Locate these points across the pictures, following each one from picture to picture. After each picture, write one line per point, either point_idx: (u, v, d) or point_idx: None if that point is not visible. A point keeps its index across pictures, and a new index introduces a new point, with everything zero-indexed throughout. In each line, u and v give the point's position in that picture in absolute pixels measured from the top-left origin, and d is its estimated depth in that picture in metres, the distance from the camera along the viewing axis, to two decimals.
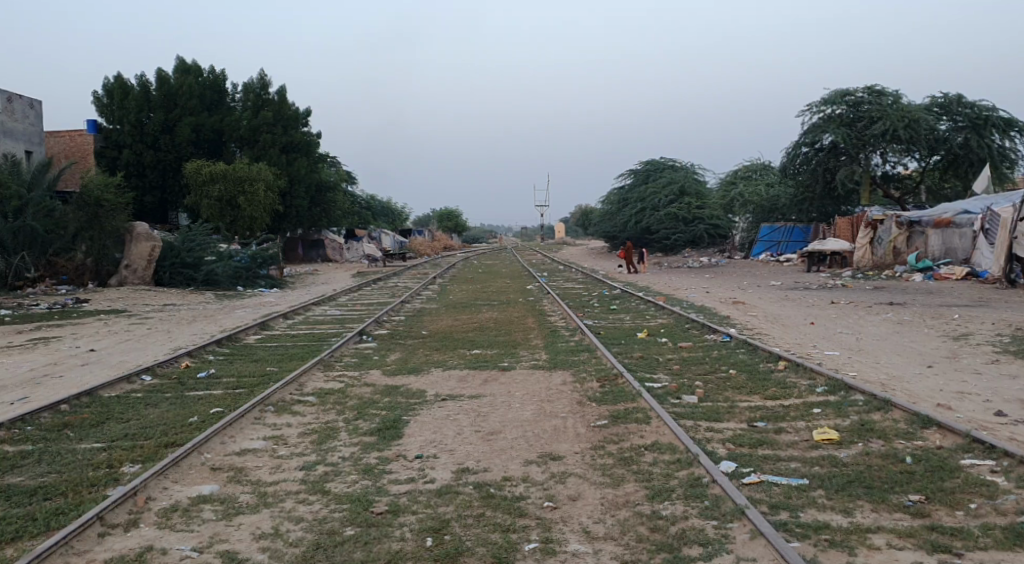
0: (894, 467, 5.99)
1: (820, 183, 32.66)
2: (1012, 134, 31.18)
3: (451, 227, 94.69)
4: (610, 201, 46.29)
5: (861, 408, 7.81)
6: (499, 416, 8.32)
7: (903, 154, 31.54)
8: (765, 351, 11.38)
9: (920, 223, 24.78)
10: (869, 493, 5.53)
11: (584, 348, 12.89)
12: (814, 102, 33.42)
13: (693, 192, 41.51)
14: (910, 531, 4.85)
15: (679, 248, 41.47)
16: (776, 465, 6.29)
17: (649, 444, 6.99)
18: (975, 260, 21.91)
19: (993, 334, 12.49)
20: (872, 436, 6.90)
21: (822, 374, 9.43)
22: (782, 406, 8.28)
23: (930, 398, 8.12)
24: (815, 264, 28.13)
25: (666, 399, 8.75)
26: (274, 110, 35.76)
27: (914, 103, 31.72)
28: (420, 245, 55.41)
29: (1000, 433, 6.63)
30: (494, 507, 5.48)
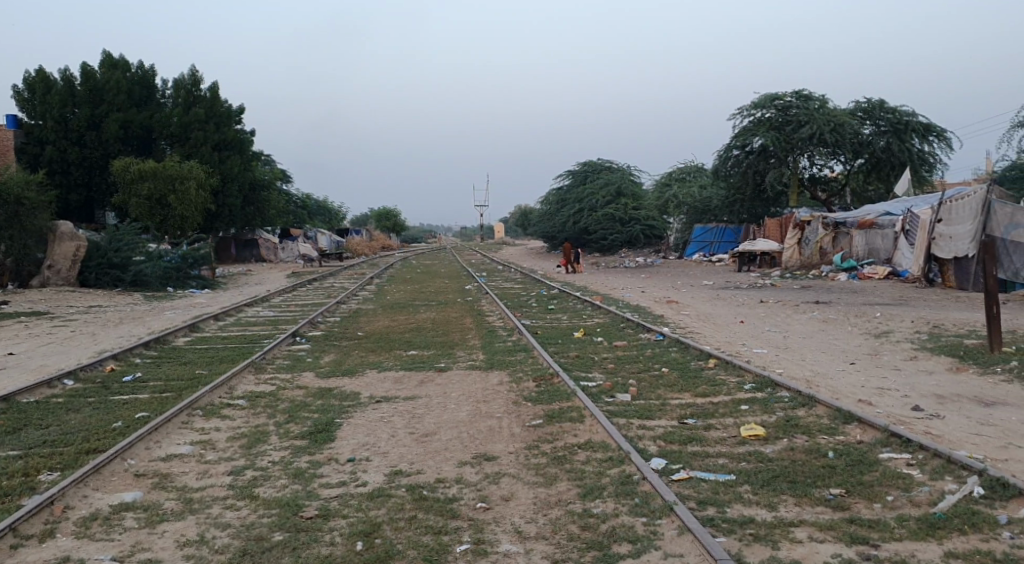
0: (817, 462, 6.17)
1: (751, 185, 33.41)
2: (931, 138, 32.36)
3: (389, 227, 93.99)
4: (548, 201, 46.59)
5: (786, 404, 8.03)
6: (434, 417, 8.30)
7: (829, 158, 32.47)
8: (697, 349, 11.60)
9: (845, 224, 25.55)
10: (792, 488, 5.68)
11: (521, 348, 12.93)
12: (745, 106, 34.17)
13: (629, 193, 42.09)
14: (831, 524, 5.01)
15: (616, 248, 41.93)
16: (705, 461, 6.42)
17: (582, 442, 7.06)
18: (896, 260, 22.66)
19: (912, 332, 12.98)
20: (796, 432, 7.08)
21: (749, 371, 9.67)
22: (711, 403, 8.47)
23: (852, 394, 8.38)
24: (746, 264, 28.80)
25: (600, 398, 8.84)
26: (207, 108, 35.06)
27: (839, 108, 32.67)
28: (358, 245, 54.90)
29: (917, 428, 6.87)
30: (427, 509, 5.46)
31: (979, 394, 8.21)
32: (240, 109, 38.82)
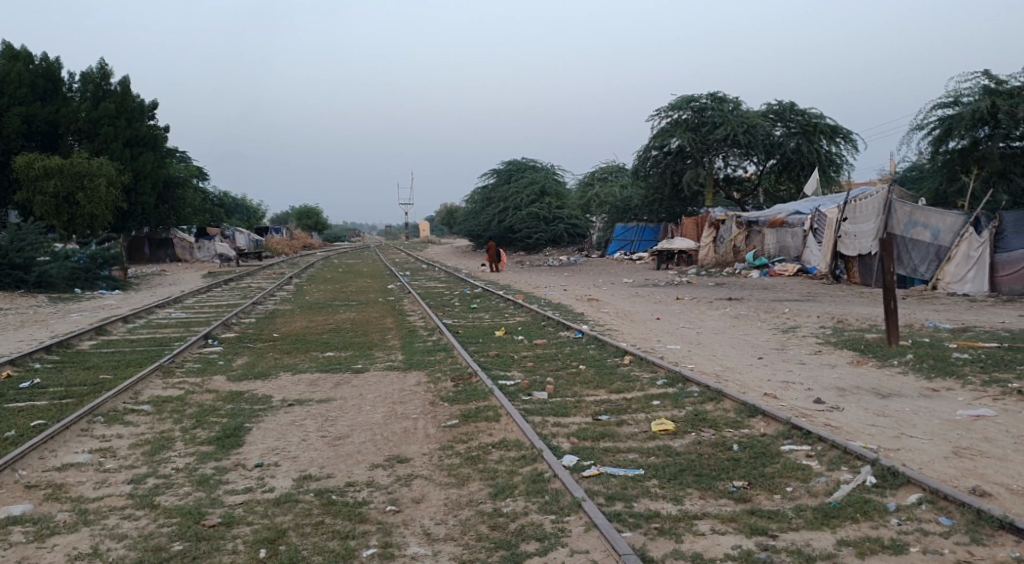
0: (722, 455, 6.34)
1: (669, 185, 34.06)
2: (838, 140, 33.65)
3: (311, 226, 92.34)
4: (473, 200, 46.57)
5: (696, 399, 8.21)
6: (348, 420, 8.20)
7: (743, 159, 33.36)
8: (613, 347, 11.76)
9: (758, 223, 26.33)
10: (698, 481, 5.81)
11: (439, 348, 12.87)
12: (662, 108, 34.82)
13: (552, 192, 42.45)
14: (733, 516, 5.14)
15: (539, 247, 42.15)
16: (616, 456, 6.51)
17: (496, 442, 7.06)
18: (805, 258, 23.43)
19: (819, 327, 13.43)
20: (704, 426, 7.25)
21: (662, 367, 9.86)
22: (625, 399, 8.60)
23: (759, 388, 8.62)
24: (664, 262, 29.25)
25: (517, 397, 8.86)
26: (117, 103, 33.73)
27: (752, 110, 33.64)
28: (279, 245, 53.74)
29: (817, 420, 7.11)
30: (334, 514, 5.39)
31: (877, 386, 8.55)
32: (153, 104, 37.50)
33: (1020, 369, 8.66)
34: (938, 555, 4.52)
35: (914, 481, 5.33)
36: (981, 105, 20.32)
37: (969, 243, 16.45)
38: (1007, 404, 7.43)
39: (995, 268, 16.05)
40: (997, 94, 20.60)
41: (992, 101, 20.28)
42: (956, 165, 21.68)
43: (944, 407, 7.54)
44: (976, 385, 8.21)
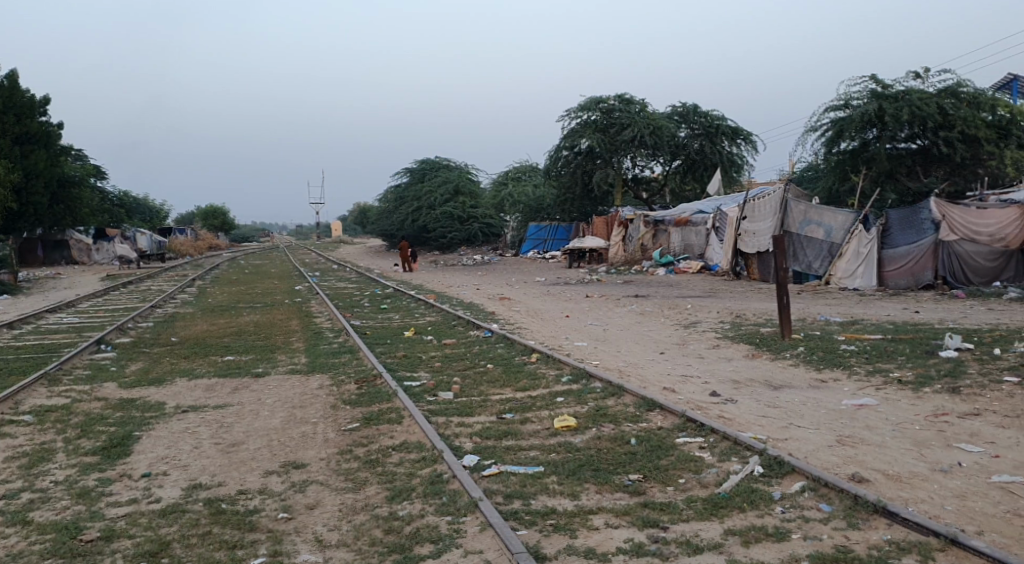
0: (620, 450, 6.43)
1: (580, 185, 34.38)
2: (739, 141, 34.74)
3: (217, 225, 89.50)
4: (386, 200, 46.06)
5: (598, 395, 8.30)
6: (245, 425, 7.95)
7: (650, 160, 34.02)
8: (522, 345, 11.81)
9: (664, 221, 26.90)
10: (595, 476, 5.87)
11: (346, 349, 12.65)
12: (572, 108, 35.20)
13: (466, 192, 42.39)
14: (627, 510, 5.21)
15: (453, 247, 41.99)
16: (517, 455, 6.50)
17: (398, 444, 6.96)
18: (708, 255, 24.04)
19: (718, 322, 13.77)
20: (604, 420, 7.34)
21: (568, 364, 9.93)
22: (529, 396, 8.62)
23: (658, 382, 8.79)
24: (576, 261, 29.54)
25: (421, 397, 8.77)
26: (5, 98, 31.85)
27: (657, 112, 34.37)
28: (183, 245, 51.88)
29: (711, 413, 7.30)
30: (223, 523, 5.21)
31: (769, 378, 8.83)
32: (44, 100, 35.64)
33: (901, 359, 9.07)
34: (817, 540, 4.67)
35: (799, 470, 5.52)
36: (869, 108, 21.28)
37: (858, 239, 17.13)
38: (887, 393, 7.78)
39: (882, 264, 16.83)
40: (883, 98, 21.57)
41: (879, 105, 21.28)
42: (847, 165, 22.59)
43: (830, 397, 7.84)
44: (861, 375, 8.57)
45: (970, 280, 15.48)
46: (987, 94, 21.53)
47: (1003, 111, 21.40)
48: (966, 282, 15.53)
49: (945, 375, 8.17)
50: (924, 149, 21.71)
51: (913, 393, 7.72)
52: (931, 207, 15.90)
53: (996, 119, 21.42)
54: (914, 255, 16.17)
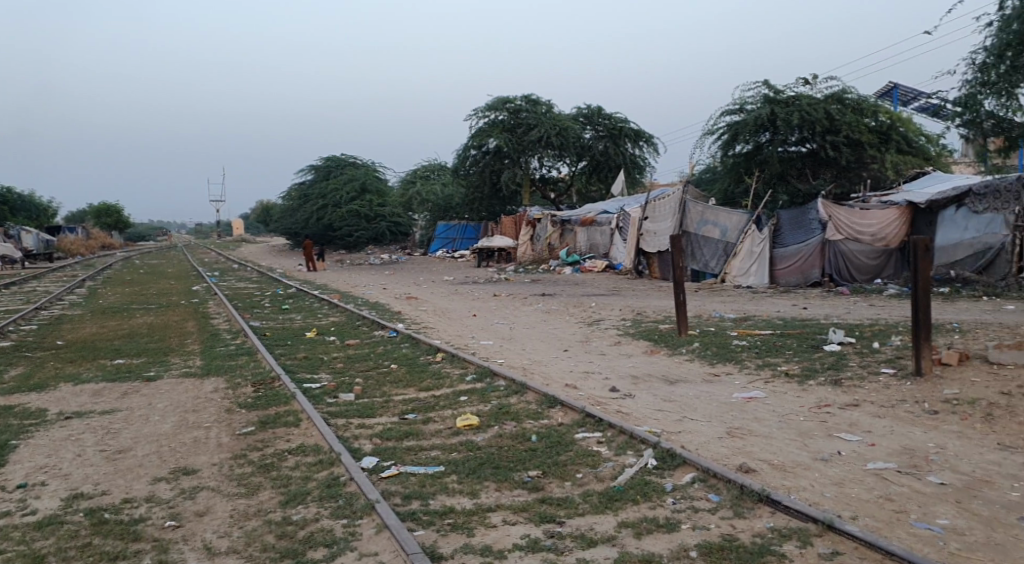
0: (520, 447, 6.47)
1: (488, 184, 34.38)
2: (641, 144, 35.50)
3: (110, 224, 85.65)
4: (290, 197, 45.03)
5: (501, 392, 8.33)
6: (134, 431, 7.64)
7: (556, 160, 34.35)
8: (426, 344, 11.74)
9: (571, 221, 27.27)
10: (495, 474, 5.88)
11: (245, 351, 12.30)
12: (479, 108, 35.18)
13: (373, 190, 41.89)
14: (524, 506, 5.25)
15: (359, 246, 41.40)
16: (417, 455, 6.45)
17: (294, 447, 6.81)
18: (613, 254, 24.45)
19: (620, 319, 14.04)
20: (506, 419, 7.36)
21: (471, 363, 9.94)
22: (432, 396, 8.58)
23: (560, 379, 8.88)
24: (484, 260, 29.60)
25: (321, 399, 8.61)
26: None
27: (563, 113, 34.73)
28: (73, 244, 49.40)
29: (610, 408, 7.43)
30: (104, 534, 4.99)
31: (667, 373, 9.05)
32: None
33: (789, 353, 9.45)
34: (704, 530, 4.81)
35: (690, 462, 5.68)
36: (761, 112, 22.10)
37: (751, 238, 17.77)
38: (775, 386, 8.10)
39: (773, 262, 17.45)
40: (775, 102, 22.45)
41: (771, 110, 22.14)
42: (741, 167, 23.41)
43: (722, 390, 8.10)
44: (751, 369, 8.89)
45: (854, 278, 16.27)
46: (870, 101, 22.62)
47: (884, 117, 22.49)
48: (851, 280, 16.29)
49: (829, 368, 8.55)
50: (813, 152, 22.64)
51: (798, 385, 8.05)
52: (818, 208, 16.64)
53: (878, 124, 22.50)
54: (803, 253, 16.82)
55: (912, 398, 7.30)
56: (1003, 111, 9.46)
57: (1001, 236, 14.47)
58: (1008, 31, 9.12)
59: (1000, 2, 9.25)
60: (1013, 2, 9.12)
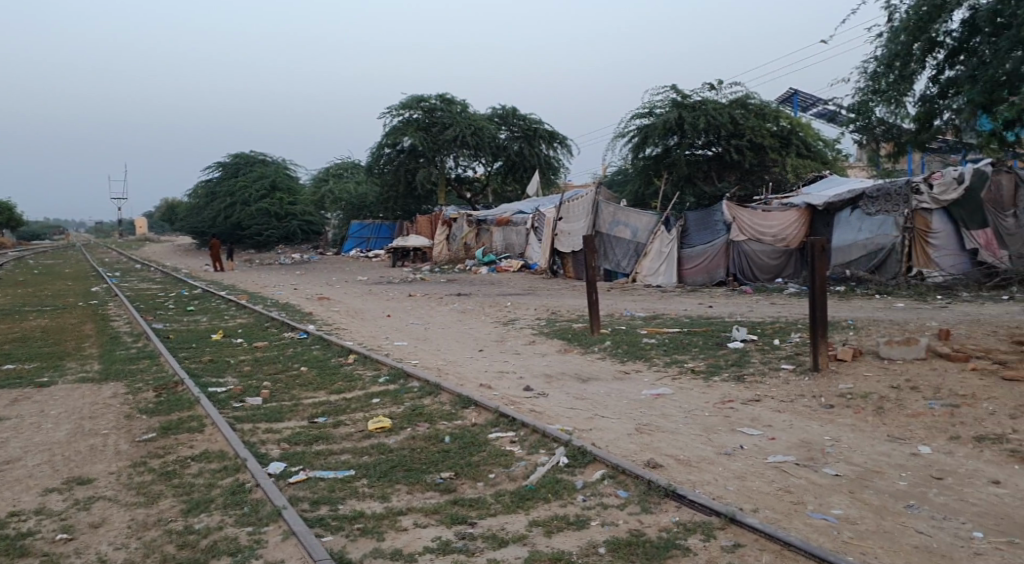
0: (433, 448, 6.44)
1: (402, 184, 34.03)
2: (555, 145, 35.86)
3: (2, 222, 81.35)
4: (197, 194, 43.66)
5: (414, 394, 8.27)
6: (24, 440, 7.26)
7: (472, 160, 34.31)
8: (338, 346, 11.55)
9: (486, 221, 27.31)
10: (407, 476, 5.83)
11: (147, 354, 11.86)
12: (394, 106, 34.75)
13: (284, 187, 41.05)
14: (436, 508, 5.22)
15: (270, 245, 40.41)
16: (326, 459, 6.34)
17: (198, 453, 6.61)
18: (528, 254, 24.62)
19: (534, 319, 14.16)
20: (419, 420, 7.31)
21: (385, 364, 9.83)
22: (343, 399, 8.45)
23: (475, 379, 8.88)
24: (399, 259, 29.36)
25: (227, 403, 8.38)
26: None
27: (478, 113, 34.69)
28: None
29: (523, 407, 7.48)
30: None
31: (579, 371, 9.16)
32: None
33: (696, 350, 9.70)
34: (614, 526, 4.89)
35: (600, 459, 5.76)
36: (670, 116, 22.62)
37: (661, 239, 18.18)
38: (683, 383, 8.29)
39: (682, 262, 17.89)
40: (683, 107, 23.01)
41: (679, 114, 22.69)
42: (651, 170, 23.89)
43: (631, 387, 8.24)
44: (660, 366, 9.10)
45: (757, 277, 16.82)
46: (772, 106, 23.41)
47: (785, 122, 23.34)
48: (754, 279, 16.84)
49: (732, 365, 8.82)
50: (718, 156, 23.31)
51: (704, 382, 8.27)
52: (723, 210, 17.15)
53: (779, 129, 23.34)
54: (709, 253, 17.33)
55: (811, 393, 7.60)
56: (892, 117, 9.92)
57: (893, 236, 15.29)
58: (896, 42, 9.57)
59: (888, 13, 9.70)
60: (900, 15, 9.58)
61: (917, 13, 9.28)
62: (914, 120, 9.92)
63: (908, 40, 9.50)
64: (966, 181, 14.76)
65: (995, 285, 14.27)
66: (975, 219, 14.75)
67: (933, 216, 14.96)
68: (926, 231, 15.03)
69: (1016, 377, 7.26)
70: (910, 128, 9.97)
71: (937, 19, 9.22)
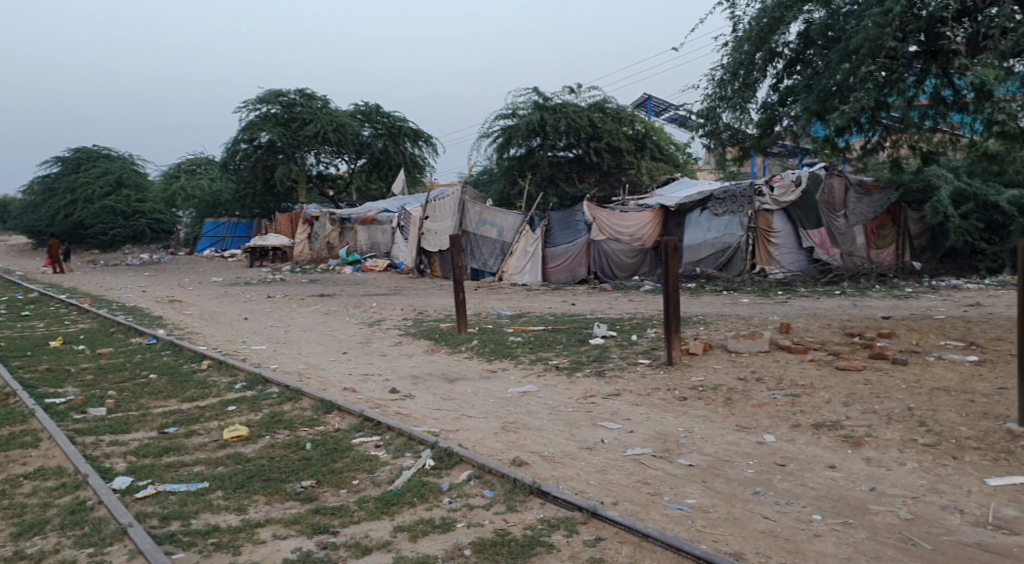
0: (294, 456, 6.26)
1: (260, 181, 32.72)
2: (420, 144, 35.74)
3: None
4: (32, 190, 40.54)
5: (273, 400, 8.01)
6: None
7: (334, 157, 33.58)
8: (191, 351, 11.02)
9: (349, 220, 26.82)
10: (265, 487, 5.64)
11: None
12: (252, 100, 33.42)
13: (132, 184, 38.80)
14: (296, 518, 5.08)
15: (115, 245, 37.67)
16: (178, 471, 6.04)
17: (33, 471, 6.14)
18: (393, 254, 24.40)
19: (400, 319, 14.03)
20: (278, 427, 7.09)
21: (241, 369, 9.46)
22: (196, 407, 8.06)
23: (339, 382, 8.71)
24: (257, 259, 28.37)
25: (67, 415, 7.82)
26: None
27: (340, 110, 33.94)
28: None
29: (389, 410, 7.40)
30: None
31: (445, 371, 9.15)
32: None
33: (560, 347, 9.89)
34: (479, 527, 4.91)
35: (466, 460, 5.78)
36: (532, 118, 22.97)
37: (525, 238, 18.41)
38: (547, 379, 8.43)
39: (546, 261, 18.23)
40: (545, 109, 23.41)
41: (541, 116, 23.07)
42: (515, 170, 24.16)
43: (497, 386, 8.32)
44: (525, 364, 9.23)
45: (616, 275, 17.37)
46: (628, 111, 24.18)
47: (640, 126, 24.16)
48: (613, 277, 17.39)
49: (594, 360, 9.05)
50: (579, 157, 23.87)
51: (567, 378, 8.44)
52: (584, 210, 17.56)
53: (635, 133, 24.14)
54: (571, 253, 17.76)
55: (666, 386, 7.90)
56: (737, 123, 10.43)
57: (738, 236, 16.06)
58: (740, 51, 10.08)
59: (733, 24, 10.24)
60: (744, 25, 10.12)
61: (759, 24, 9.79)
62: (756, 125, 10.48)
63: (751, 49, 10.02)
64: (803, 184, 15.83)
65: (829, 281, 15.50)
66: (809, 219, 16.00)
67: (774, 216, 15.95)
68: (769, 230, 16.02)
69: (848, 366, 7.83)
70: (753, 133, 10.54)
71: (777, 31, 9.76)
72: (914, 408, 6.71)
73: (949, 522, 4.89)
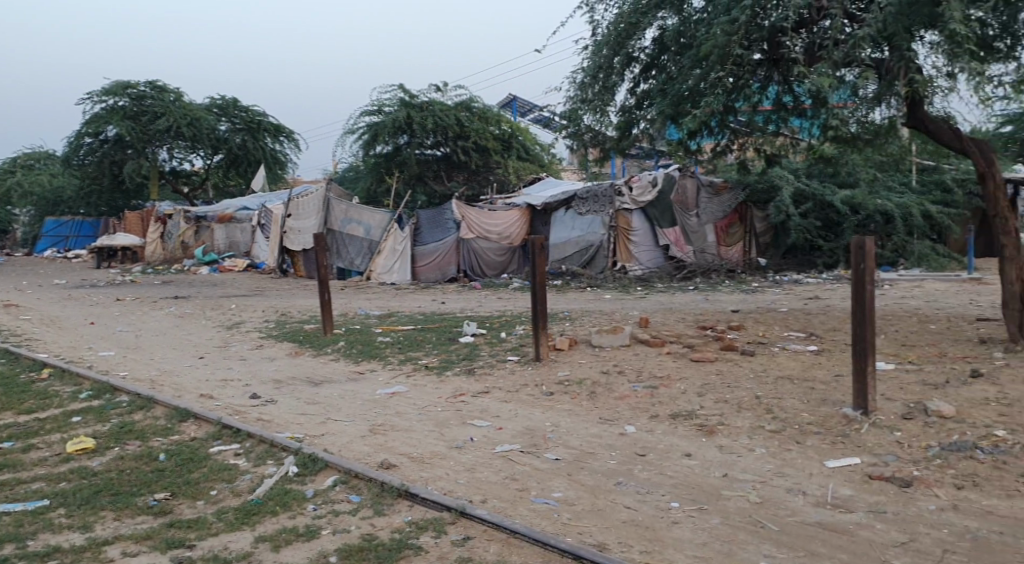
0: (146, 468, 5.94)
1: (107, 176, 30.89)
2: (280, 139, 34.68)
3: None
4: None
5: (123, 409, 7.58)
6: None
7: (189, 152, 32.09)
8: (29, 360, 10.25)
9: (205, 218, 25.71)
10: (113, 502, 5.33)
11: None
12: (96, 91, 31.46)
13: None
14: (148, 534, 4.83)
15: None
16: (14, 490, 5.61)
17: None
18: (254, 253, 23.62)
19: (261, 321, 13.57)
20: (128, 438, 6.71)
21: (87, 379, 8.88)
22: (36, 420, 7.52)
23: (195, 389, 8.34)
24: (105, 259, 26.76)
25: None
26: None
27: (194, 103, 32.45)
28: None
29: (249, 416, 7.15)
30: None
31: (310, 374, 8.92)
32: None
33: (428, 347, 9.84)
34: (344, 533, 4.82)
35: (331, 465, 5.67)
36: (398, 116, 22.67)
37: (394, 238, 18.12)
38: (415, 379, 8.37)
39: (414, 260, 18.11)
40: (411, 106, 23.12)
41: (407, 114, 22.79)
42: (382, 168, 23.71)
43: (364, 387, 8.19)
44: (394, 364, 9.12)
45: (484, 273, 17.51)
46: (493, 110, 24.36)
47: (506, 127, 24.44)
48: (482, 275, 17.55)
49: (462, 359, 9.06)
50: (446, 156, 23.85)
51: (436, 377, 8.41)
52: (452, 209, 17.60)
53: (501, 132, 24.39)
54: (439, 252, 17.77)
55: (532, 382, 8.01)
56: (598, 125, 10.72)
57: (600, 234, 16.57)
58: (599, 55, 10.32)
59: (593, 28, 10.49)
60: (602, 29, 10.39)
61: (616, 29, 10.06)
62: (616, 127, 10.80)
63: (609, 53, 10.27)
64: (659, 185, 16.48)
65: (683, 277, 16.19)
66: (665, 219, 16.68)
67: (632, 216, 16.51)
68: (628, 229, 16.57)
69: (702, 357, 8.21)
70: (613, 135, 10.85)
71: (633, 36, 10.06)
72: (761, 395, 7.11)
73: (794, 504, 5.20)
